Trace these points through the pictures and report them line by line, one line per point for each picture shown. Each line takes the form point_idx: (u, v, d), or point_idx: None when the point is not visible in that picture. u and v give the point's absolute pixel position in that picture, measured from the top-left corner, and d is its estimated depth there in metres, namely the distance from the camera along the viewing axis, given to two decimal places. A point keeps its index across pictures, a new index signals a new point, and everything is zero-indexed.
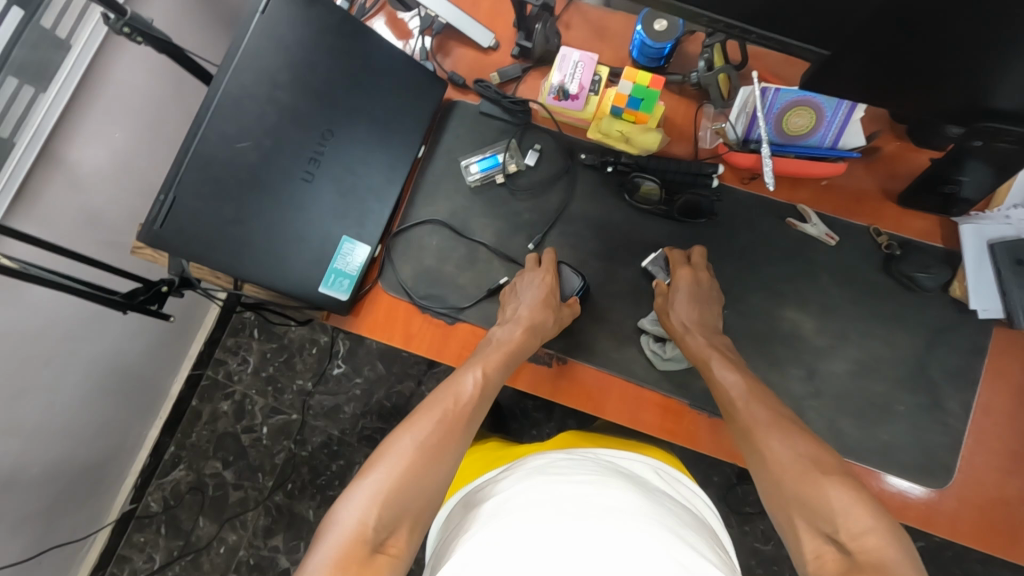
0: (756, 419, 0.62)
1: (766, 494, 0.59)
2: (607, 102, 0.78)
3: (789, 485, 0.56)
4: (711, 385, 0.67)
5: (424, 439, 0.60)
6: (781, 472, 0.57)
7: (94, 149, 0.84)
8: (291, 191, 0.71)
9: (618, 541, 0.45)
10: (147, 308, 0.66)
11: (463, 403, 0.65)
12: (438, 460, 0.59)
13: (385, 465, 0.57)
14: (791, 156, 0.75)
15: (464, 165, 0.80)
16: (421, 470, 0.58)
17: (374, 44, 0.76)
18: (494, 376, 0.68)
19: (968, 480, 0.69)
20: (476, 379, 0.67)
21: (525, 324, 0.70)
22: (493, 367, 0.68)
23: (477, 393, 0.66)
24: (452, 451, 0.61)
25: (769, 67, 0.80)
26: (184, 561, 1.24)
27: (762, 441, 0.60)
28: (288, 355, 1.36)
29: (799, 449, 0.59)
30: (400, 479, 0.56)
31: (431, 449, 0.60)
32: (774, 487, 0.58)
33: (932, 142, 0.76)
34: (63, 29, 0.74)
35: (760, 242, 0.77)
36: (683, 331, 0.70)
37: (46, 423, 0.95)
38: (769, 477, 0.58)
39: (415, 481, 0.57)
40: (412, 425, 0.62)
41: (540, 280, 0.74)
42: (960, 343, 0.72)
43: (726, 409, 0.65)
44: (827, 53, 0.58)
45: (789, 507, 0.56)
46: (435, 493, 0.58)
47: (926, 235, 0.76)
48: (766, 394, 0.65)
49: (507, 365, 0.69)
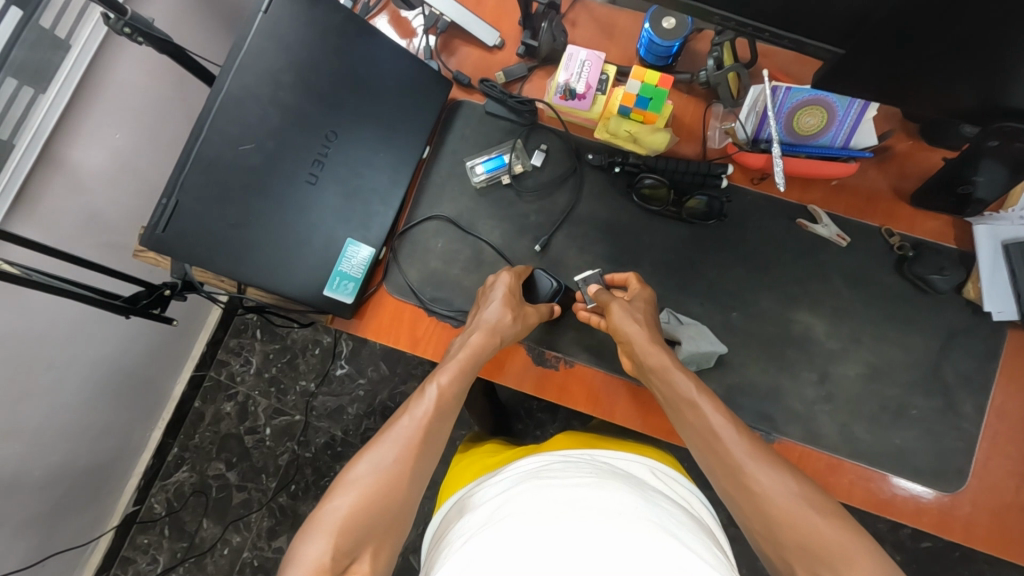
0: (736, 453, 0.57)
1: (754, 534, 0.56)
2: (615, 101, 0.76)
3: (782, 525, 0.53)
4: (686, 414, 0.61)
5: (383, 463, 0.59)
6: (771, 510, 0.54)
7: (94, 151, 0.83)
8: (295, 194, 0.70)
9: (614, 544, 0.43)
10: (150, 311, 0.65)
11: (423, 417, 0.63)
12: (398, 482, 0.58)
13: (342, 495, 0.56)
14: (802, 156, 0.74)
15: (469, 166, 0.79)
16: (379, 495, 0.56)
17: (379, 44, 0.75)
18: (453, 387, 0.66)
19: (983, 484, 0.68)
20: (435, 393, 0.65)
21: (484, 332, 0.67)
22: (452, 378, 0.66)
23: (438, 407, 0.64)
24: (413, 470, 0.60)
25: (777, 65, 0.79)
26: (188, 563, 1.24)
27: (748, 477, 0.56)
28: (291, 355, 1.35)
29: (787, 482, 0.55)
30: (357, 509, 0.55)
31: (388, 473, 0.58)
32: (766, 526, 0.54)
33: (946, 142, 0.75)
34: (62, 30, 0.73)
35: (770, 243, 0.76)
36: (647, 349, 0.65)
37: (48, 425, 0.95)
38: (758, 515, 0.55)
39: (373, 509, 0.55)
40: (369, 450, 0.60)
41: (500, 280, 0.71)
42: (974, 345, 0.72)
43: (705, 443, 0.60)
44: (842, 52, 0.58)
45: (785, 550, 0.52)
46: (397, 516, 0.57)
47: (938, 235, 0.75)
48: (739, 422, 0.60)
49: (468, 375, 0.67)
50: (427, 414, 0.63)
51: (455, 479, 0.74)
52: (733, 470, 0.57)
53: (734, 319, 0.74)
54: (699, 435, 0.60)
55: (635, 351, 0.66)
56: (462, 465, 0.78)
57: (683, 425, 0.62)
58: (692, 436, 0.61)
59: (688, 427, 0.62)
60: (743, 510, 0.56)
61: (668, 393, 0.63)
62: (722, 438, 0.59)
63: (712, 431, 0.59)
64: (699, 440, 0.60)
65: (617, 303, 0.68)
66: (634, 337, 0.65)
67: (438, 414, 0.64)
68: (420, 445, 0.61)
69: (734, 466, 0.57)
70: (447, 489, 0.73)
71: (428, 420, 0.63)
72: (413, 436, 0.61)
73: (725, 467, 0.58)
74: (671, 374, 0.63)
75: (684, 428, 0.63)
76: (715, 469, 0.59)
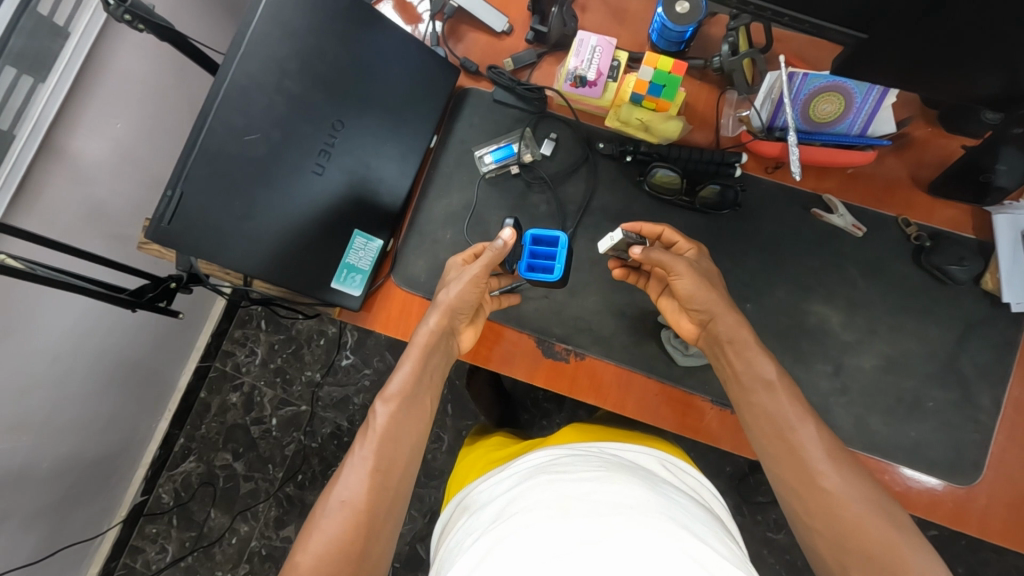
0: (813, 451, 0.57)
1: (810, 534, 0.56)
2: (626, 89, 0.74)
3: (852, 531, 0.53)
4: (756, 406, 0.61)
5: (339, 502, 0.55)
6: (840, 513, 0.54)
7: (94, 140, 0.81)
8: (303, 184, 0.69)
9: (620, 538, 0.42)
10: (156, 304, 0.64)
11: (375, 438, 0.59)
12: (358, 519, 0.54)
13: (304, 547, 0.53)
14: (817, 143, 0.73)
15: (477, 156, 0.78)
16: (342, 537, 0.53)
17: (386, 29, 0.73)
18: (403, 395, 0.62)
19: (997, 476, 0.67)
20: (383, 407, 0.61)
21: (421, 344, 0.64)
22: (398, 389, 0.62)
23: (387, 428, 0.60)
24: (374, 504, 0.55)
25: (793, 50, 0.77)
26: (196, 553, 1.24)
27: (818, 476, 0.56)
28: (297, 346, 1.35)
29: (859, 487, 0.55)
30: (320, 555, 0.52)
31: (343, 513, 0.54)
32: (829, 526, 0.54)
33: (968, 129, 0.74)
34: (61, 17, 0.71)
35: (785, 233, 0.75)
36: (710, 317, 0.65)
37: (55, 417, 0.94)
38: (826, 516, 0.54)
39: (339, 554, 0.52)
40: (327, 490, 0.56)
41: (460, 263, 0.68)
42: (992, 336, 0.71)
43: (775, 438, 0.59)
44: (865, 36, 0.56)
45: (848, 555, 0.53)
46: (367, 554, 0.54)
47: (957, 224, 0.74)
48: (815, 418, 0.59)
49: (415, 386, 0.63)
50: (376, 439, 0.59)
51: (463, 472, 0.74)
52: (805, 466, 0.56)
53: (748, 310, 0.73)
54: (769, 422, 0.59)
55: (709, 319, 0.65)
56: (470, 458, 0.77)
57: (750, 411, 0.61)
58: (759, 423, 0.60)
59: (759, 425, 0.60)
60: (807, 509, 0.56)
61: (743, 369, 0.62)
62: (798, 433, 0.58)
63: (784, 428, 0.58)
64: (770, 437, 0.59)
65: (683, 263, 0.64)
66: (715, 306, 0.64)
67: (385, 435, 0.59)
68: (374, 474, 0.57)
69: (807, 465, 0.56)
70: (455, 483, 0.73)
71: (378, 439, 0.59)
72: (362, 472, 0.57)
73: (794, 462, 0.57)
74: (752, 353, 0.62)
75: (750, 414, 0.61)
76: (778, 458, 0.58)
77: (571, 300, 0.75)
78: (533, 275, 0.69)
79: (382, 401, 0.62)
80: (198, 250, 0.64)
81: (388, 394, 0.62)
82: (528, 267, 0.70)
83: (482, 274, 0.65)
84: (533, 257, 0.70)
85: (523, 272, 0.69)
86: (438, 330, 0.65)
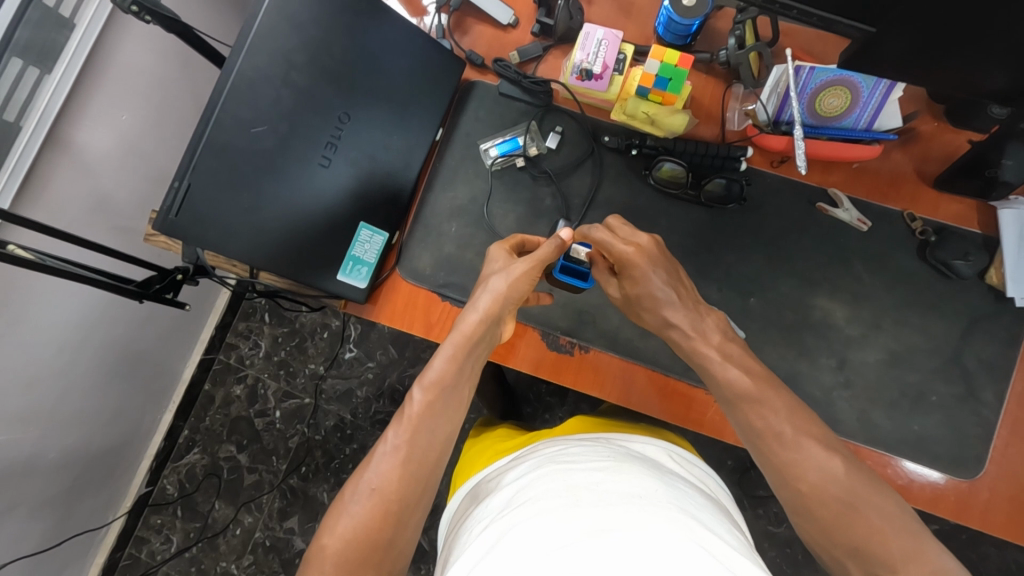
0: (785, 447, 0.54)
1: (803, 528, 0.53)
2: (632, 82, 0.75)
3: (837, 526, 0.50)
4: (741, 421, 0.57)
5: (368, 489, 0.55)
6: (821, 512, 0.51)
7: (99, 131, 0.81)
8: (308, 176, 0.69)
9: (630, 527, 0.42)
10: (162, 296, 0.64)
11: (410, 426, 0.58)
12: (386, 508, 0.54)
13: (330, 531, 0.53)
14: (824, 138, 0.73)
15: (483, 149, 0.78)
16: (369, 524, 0.53)
17: (391, 21, 0.73)
18: (441, 386, 0.60)
19: (999, 469, 0.68)
20: (422, 395, 0.60)
21: (463, 334, 0.62)
22: (438, 378, 0.60)
23: (422, 416, 0.59)
24: (404, 493, 0.55)
25: (801, 44, 0.77)
26: (201, 543, 1.25)
27: (795, 478, 0.53)
28: (300, 339, 1.35)
29: (843, 479, 0.51)
30: (347, 540, 0.52)
31: (372, 501, 0.54)
32: (816, 525, 0.51)
33: (973, 124, 0.74)
34: (66, 8, 0.71)
35: (791, 229, 0.75)
36: (663, 327, 0.64)
37: (62, 408, 0.95)
38: (806, 513, 0.52)
39: (363, 541, 0.52)
40: (357, 475, 0.57)
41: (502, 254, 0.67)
42: (996, 331, 0.71)
43: (755, 442, 0.56)
44: (873, 30, 0.56)
45: (837, 548, 0.50)
46: (394, 542, 0.54)
47: (962, 219, 0.74)
48: (789, 406, 0.56)
49: (455, 376, 0.61)
50: (410, 427, 0.58)
51: (469, 463, 0.74)
52: (781, 465, 0.54)
53: (752, 304, 0.73)
54: (751, 431, 0.56)
55: (660, 327, 0.64)
56: (475, 450, 0.78)
57: (734, 414, 0.58)
58: (745, 431, 0.57)
59: (741, 428, 0.58)
60: (793, 506, 0.53)
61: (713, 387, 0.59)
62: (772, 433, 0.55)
63: (755, 429, 0.56)
64: (750, 440, 0.57)
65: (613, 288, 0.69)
66: (665, 326, 0.63)
67: (420, 423, 0.58)
68: (406, 462, 0.56)
69: (781, 462, 0.54)
70: (461, 473, 0.73)
71: (413, 427, 0.58)
72: (394, 458, 0.56)
73: (774, 462, 0.54)
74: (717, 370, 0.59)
75: (735, 418, 0.58)
76: (760, 458, 0.56)
77: (576, 293, 0.75)
78: (564, 276, 0.71)
79: (422, 386, 0.60)
80: (205, 241, 0.65)
81: (427, 381, 0.60)
82: (562, 267, 0.71)
83: (532, 268, 0.64)
84: (568, 260, 0.71)
85: (557, 272, 0.71)
86: (484, 321, 0.62)
